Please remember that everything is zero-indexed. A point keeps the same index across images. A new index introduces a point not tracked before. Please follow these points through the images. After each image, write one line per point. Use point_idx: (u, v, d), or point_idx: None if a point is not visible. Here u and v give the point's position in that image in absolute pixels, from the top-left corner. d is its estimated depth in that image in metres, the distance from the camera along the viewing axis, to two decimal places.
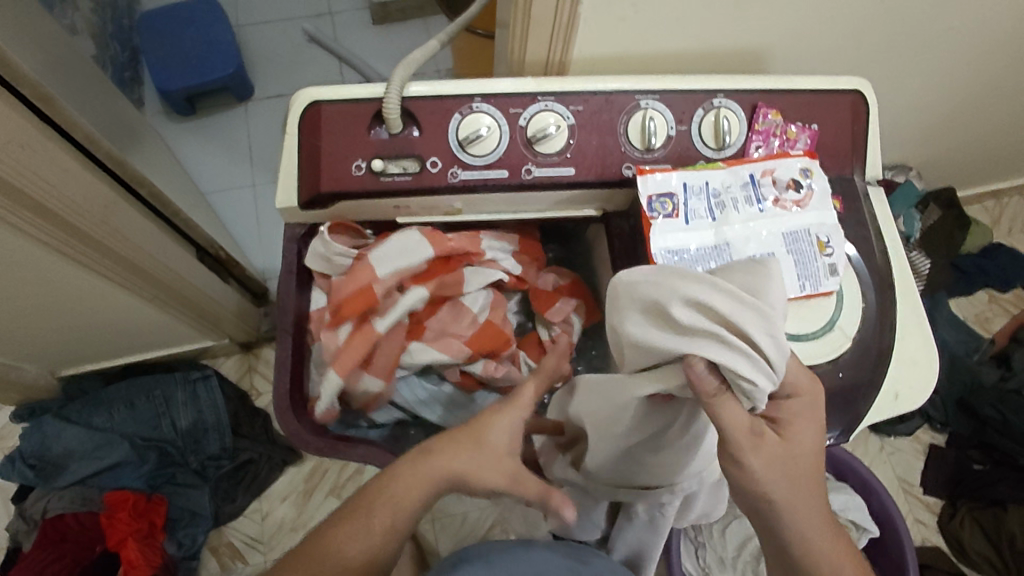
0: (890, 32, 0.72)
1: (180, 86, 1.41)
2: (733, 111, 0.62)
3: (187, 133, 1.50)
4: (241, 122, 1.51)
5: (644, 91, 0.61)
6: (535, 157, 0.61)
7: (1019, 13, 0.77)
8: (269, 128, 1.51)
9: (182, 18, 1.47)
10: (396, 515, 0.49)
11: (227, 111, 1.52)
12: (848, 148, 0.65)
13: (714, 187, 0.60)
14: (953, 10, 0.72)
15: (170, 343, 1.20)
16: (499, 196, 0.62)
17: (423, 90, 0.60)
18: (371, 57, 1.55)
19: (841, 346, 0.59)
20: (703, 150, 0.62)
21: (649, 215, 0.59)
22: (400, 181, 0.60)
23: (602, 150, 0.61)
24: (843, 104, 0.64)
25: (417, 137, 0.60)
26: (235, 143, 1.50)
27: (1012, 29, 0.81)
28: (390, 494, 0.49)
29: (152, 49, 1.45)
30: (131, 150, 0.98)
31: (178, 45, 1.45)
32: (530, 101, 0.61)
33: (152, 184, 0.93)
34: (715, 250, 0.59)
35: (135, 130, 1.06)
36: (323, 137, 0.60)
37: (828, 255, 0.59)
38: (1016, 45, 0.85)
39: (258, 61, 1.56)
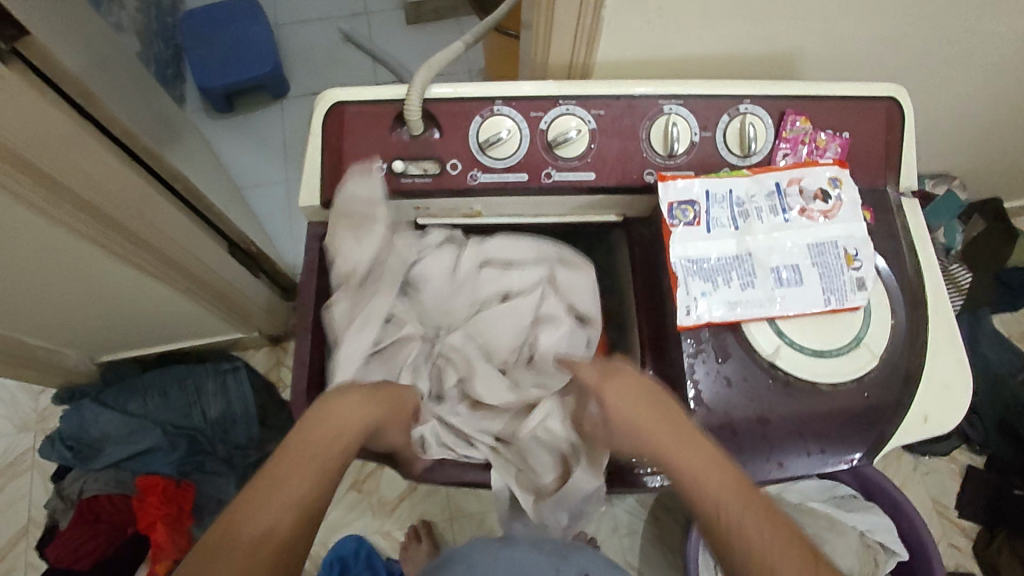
0: (931, 34, 0.70)
1: (219, 84, 1.46)
2: (760, 116, 0.61)
3: (226, 130, 1.55)
4: (276, 121, 1.55)
5: (667, 96, 0.60)
6: (555, 162, 0.60)
7: None
8: (302, 128, 1.54)
9: (223, 18, 1.52)
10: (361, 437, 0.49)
11: (263, 109, 1.56)
12: (881, 158, 0.62)
13: (738, 196, 0.59)
14: (1002, 11, 0.69)
15: (202, 333, 1.23)
16: (520, 199, 0.62)
17: (444, 92, 0.60)
18: (404, 57, 1.57)
19: (868, 364, 0.56)
20: (727, 157, 0.61)
21: (669, 222, 0.59)
22: (420, 183, 0.61)
23: (623, 156, 0.61)
24: (877, 111, 0.62)
25: (438, 139, 0.60)
26: (271, 141, 1.54)
27: None
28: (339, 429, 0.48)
29: (193, 47, 1.49)
30: (169, 145, 1.00)
31: (217, 44, 1.50)
32: (551, 104, 0.60)
33: (187, 179, 0.96)
34: (737, 260, 0.58)
35: (173, 124, 1.09)
36: (345, 138, 0.60)
37: (855, 268, 0.58)
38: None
39: (294, 61, 1.59)
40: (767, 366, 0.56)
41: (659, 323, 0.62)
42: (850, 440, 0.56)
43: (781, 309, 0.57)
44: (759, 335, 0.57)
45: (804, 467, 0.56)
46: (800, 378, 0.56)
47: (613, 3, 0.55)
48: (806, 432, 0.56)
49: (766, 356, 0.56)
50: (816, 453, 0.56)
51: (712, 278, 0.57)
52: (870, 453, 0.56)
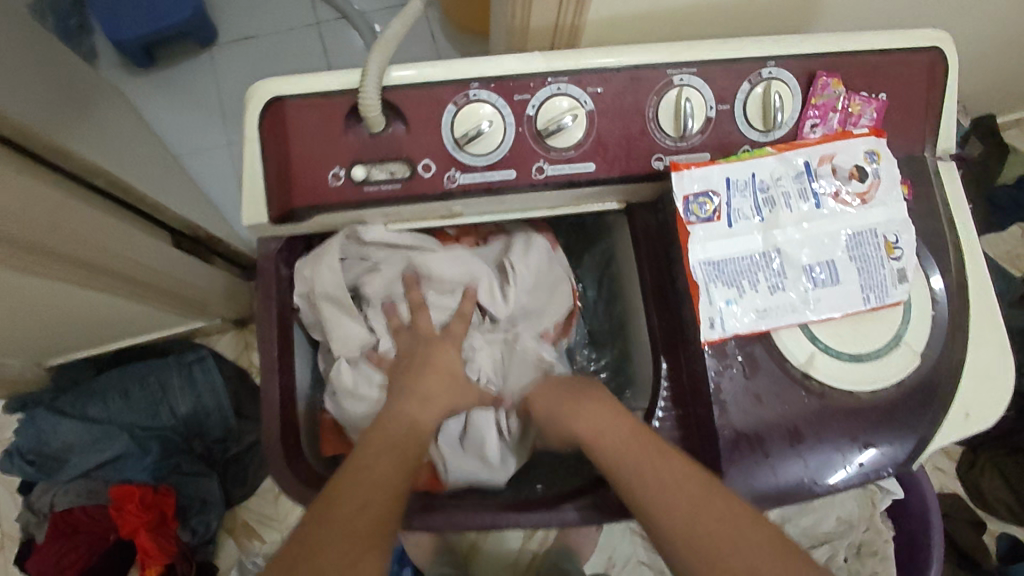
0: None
1: (132, 36, 1.25)
2: (786, 82, 0.51)
3: (151, 90, 1.35)
4: (208, 76, 1.36)
5: (678, 64, 0.50)
6: (547, 153, 0.50)
7: None
8: (239, 81, 1.36)
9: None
10: (407, 425, 0.51)
11: (190, 61, 1.37)
12: (919, 120, 0.54)
13: (762, 180, 0.51)
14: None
15: (156, 328, 1.12)
16: (508, 198, 0.52)
17: (408, 76, 0.48)
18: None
19: (910, 364, 0.51)
20: (747, 133, 0.52)
21: (685, 218, 0.50)
22: (388, 189, 0.50)
23: (628, 141, 0.51)
24: (917, 64, 0.53)
25: (405, 135, 0.49)
26: (205, 99, 1.36)
27: None
28: (391, 427, 0.51)
29: None
30: (80, 124, 0.84)
31: None
32: (538, 84, 0.49)
33: (108, 171, 0.82)
34: (762, 258, 0.51)
35: (83, 94, 0.92)
36: (289, 142, 0.49)
37: (896, 258, 0.51)
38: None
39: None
40: (799, 377, 0.51)
41: (675, 328, 0.55)
42: (892, 450, 0.51)
43: (814, 311, 0.50)
44: (790, 342, 0.50)
45: (842, 482, 0.51)
46: (837, 389, 0.50)
47: None
48: (842, 442, 0.50)
49: (798, 365, 0.51)
50: (854, 466, 0.51)
51: (737, 282, 0.50)
52: (910, 463, 0.51)
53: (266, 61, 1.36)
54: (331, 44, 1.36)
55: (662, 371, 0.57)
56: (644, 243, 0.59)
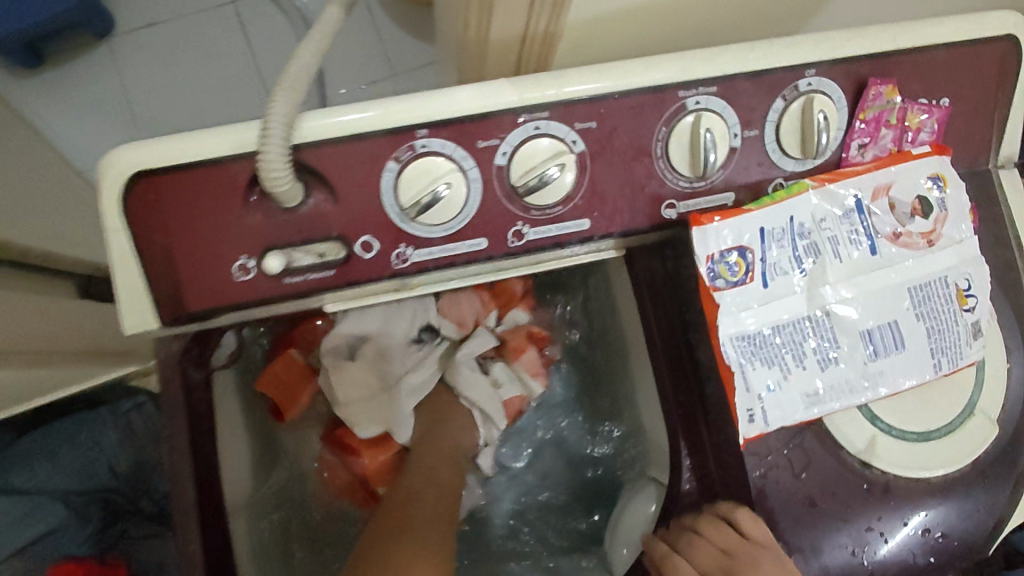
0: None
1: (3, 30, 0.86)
2: (829, 95, 0.39)
3: (34, 96, 0.97)
4: (97, 72, 0.99)
5: (692, 84, 0.38)
6: (526, 213, 0.38)
7: None
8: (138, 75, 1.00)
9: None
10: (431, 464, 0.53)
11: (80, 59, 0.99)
12: (986, 127, 0.43)
13: (802, 224, 0.40)
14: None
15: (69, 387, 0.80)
16: (477, 271, 0.40)
17: (327, 127, 0.35)
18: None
19: (988, 436, 0.42)
20: (782, 163, 0.40)
21: (710, 282, 0.39)
22: (316, 277, 0.37)
23: (632, 189, 0.39)
24: (984, 58, 0.42)
25: (332, 207, 0.36)
26: (104, 100, 0.99)
27: None
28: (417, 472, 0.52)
29: None
30: None
31: None
32: (509, 123, 0.36)
33: None
34: (810, 324, 0.40)
35: None
36: (171, 227, 0.35)
37: (969, 310, 0.41)
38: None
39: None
40: (857, 466, 0.41)
41: (698, 405, 0.45)
42: (972, 526, 0.42)
43: (874, 386, 0.40)
44: (845, 426, 0.41)
45: None
46: (902, 477, 0.42)
47: None
48: (915, 521, 0.42)
49: (857, 455, 0.41)
50: (922, 562, 0.42)
51: (779, 359, 0.39)
52: (990, 540, 0.43)
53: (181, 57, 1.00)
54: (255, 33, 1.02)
55: (686, 458, 0.46)
56: (658, 302, 0.47)
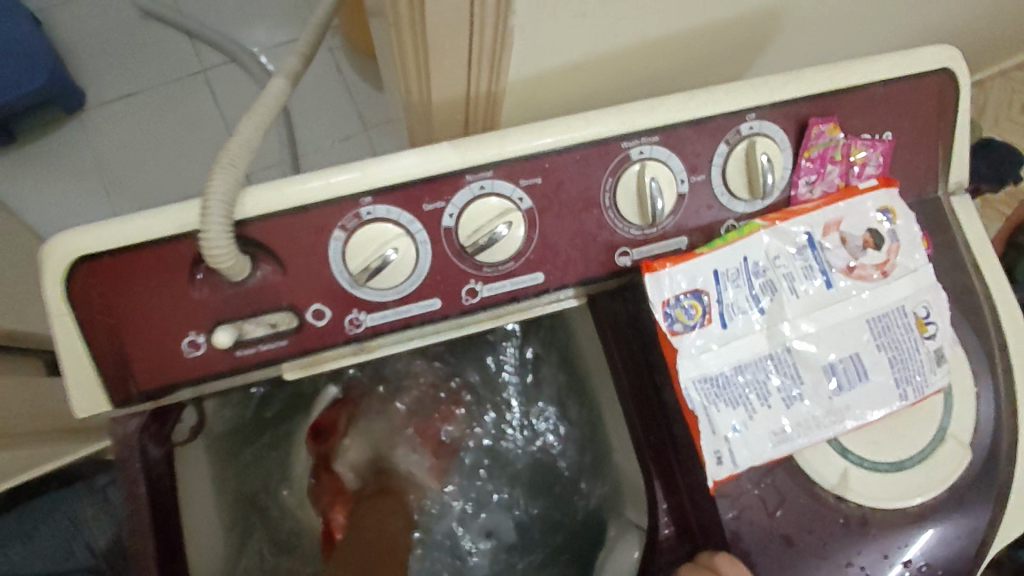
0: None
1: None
2: (771, 137, 0.40)
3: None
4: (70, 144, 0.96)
5: (636, 135, 0.38)
6: (479, 270, 0.38)
7: None
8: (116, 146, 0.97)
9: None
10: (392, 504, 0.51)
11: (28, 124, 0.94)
12: (931, 157, 0.44)
13: (756, 263, 0.40)
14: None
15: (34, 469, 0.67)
16: (434, 334, 0.40)
17: (271, 200, 0.35)
18: (233, 25, 0.99)
19: (961, 461, 0.41)
20: (731, 206, 0.41)
21: (669, 328, 0.39)
22: (270, 348, 0.37)
23: (583, 241, 0.39)
24: (918, 93, 0.43)
25: (281, 278, 0.36)
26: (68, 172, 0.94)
27: None
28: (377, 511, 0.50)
29: None
30: None
31: None
32: (454, 186, 0.37)
33: None
34: (770, 362, 0.39)
35: None
36: (119, 309, 0.35)
37: (930, 337, 0.41)
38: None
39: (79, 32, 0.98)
40: (832, 501, 0.40)
41: (673, 450, 0.44)
42: (955, 554, 0.41)
43: (843, 421, 0.39)
44: (817, 461, 0.40)
45: None
46: (879, 510, 0.40)
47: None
48: (895, 554, 0.40)
49: (829, 488, 0.40)
50: None
51: (744, 400, 0.39)
52: (976, 562, 0.41)
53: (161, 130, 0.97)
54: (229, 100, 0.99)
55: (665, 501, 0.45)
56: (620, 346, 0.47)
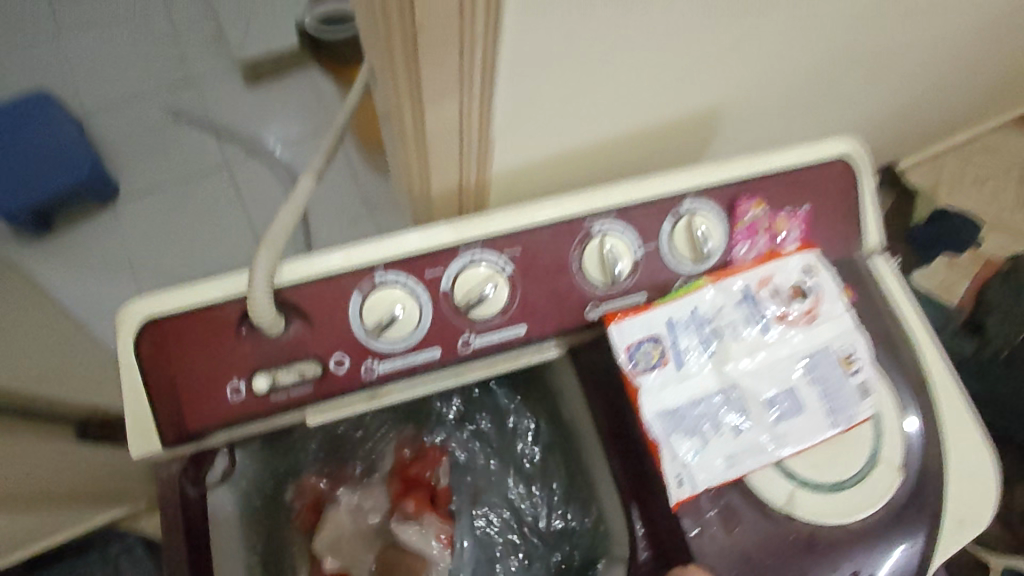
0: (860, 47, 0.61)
1: (46, 196, 1.21)
2: (708, 212, 0.49)
3: (60, 263, 1.26)
4: (125, 233, 1.28)
5: (596, 212, 0.47)
6: (472, 324, 0.46)
7: (965, 16, 0.68)
8: (160, 236, 1.28)
9: (32, 115, 1.28)
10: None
11: (92, 220, 1.29)
12: (844, 224, 0.53)
13: (704, 313, 0.47)
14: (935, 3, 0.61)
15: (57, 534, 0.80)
16: (435, 380, 0.47)
17: (304, 270, 0.43)
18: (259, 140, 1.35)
19: (892, 481, 0.48)
20: (679, 267, 0.49)
21: (631, 370, 0.46)
22: (298, 393, 0.44)
23: (556, 298, 0.47)
24: (826, 174, 0.53)
25: (309, 334, 0.43)
26: (107, 263, 1.26)
27: (956, 30, 0.72)
28: None
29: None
30: None
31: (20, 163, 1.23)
32: (449, 256, 0.45)
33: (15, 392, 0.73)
34: (719, 397, 0.46)
35: None
36: (177, 362, 0.43)
37: (856, 373, 0.48)
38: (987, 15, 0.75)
39: (146, 150, 1.34)
40: (782, 518, 0.46)
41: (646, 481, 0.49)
42: (897, 566, 0.47)
43: (784, 445, 0.46)
44: (764, 481, 0.46)
45: None
46: (823, 525, 0.46)
47: (501, 105, 0.41)
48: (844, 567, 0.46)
49: (779, 506, 0.46)
50: None
51: (698, 429, 0.45)
52: (920, 575, 0.47)
53: (200, 221, 1.29)
54: (250, 196, 1.31)
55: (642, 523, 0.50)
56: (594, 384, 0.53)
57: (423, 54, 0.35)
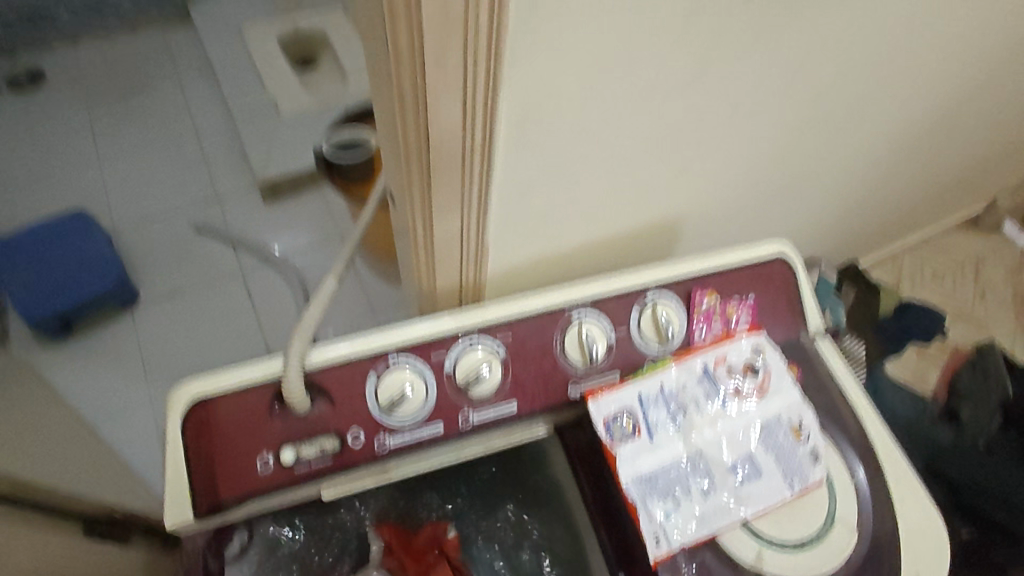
0: (788, 163, 0.74)
1: (73, 303, 1.31)
2: (668, 302, 0.59)
3: (79, 366, 1.34)
4: (141, 336, 1.37)
5: (574, 304, 0.57)
6: (470, 402, 0.53)
7: (875, 139, 0.83)
8: (176, 340, 1.37)
9: (66, 231, 1.40)
10: None
11: (112, 324, 1.39)
12: (787, 312, 0.63)
13: (670, 390, 0.55)
14: (847, 126, 0.74)
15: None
16: (438, 453, 0.53)
17: (330, 355, 0.52)
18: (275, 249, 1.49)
19: (850, 540, 0.53)
20: (647, 350, 0.58)
21: (609, 440, 0.53)
22: (318, 465, 0.50)
23: (543, 378, 0.55)
24: (767, 269, 0.63)
25: (331, 412, 0.51)
26: (124, 366, 1.34)
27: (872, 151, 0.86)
28: None
29: (30, 286, 1.33)
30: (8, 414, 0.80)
31: (52, 274, 1.35)
32: (451, 342, 0.54)
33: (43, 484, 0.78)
34: (688, 463, 0.53)
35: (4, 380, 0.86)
36: (216, 438, 0.49)
37: (805, 440, 0.55)
38: (900, 133, 0.90)
39: (170, 260, 1.47)
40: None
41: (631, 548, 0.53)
42: None
43: (747, 507, 0.52)
44: (734, 541, 0.52)
45: None
46: None
47: (494, 216, 0.51)
48: None
49: (750, 565, 0.51)
50: None
51: (671, 492, 0.51)
52: None
53: (214, 326, 1.39)
54: (260, 299, 1.43)
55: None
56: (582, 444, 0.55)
57: (434, 177, 0.45)
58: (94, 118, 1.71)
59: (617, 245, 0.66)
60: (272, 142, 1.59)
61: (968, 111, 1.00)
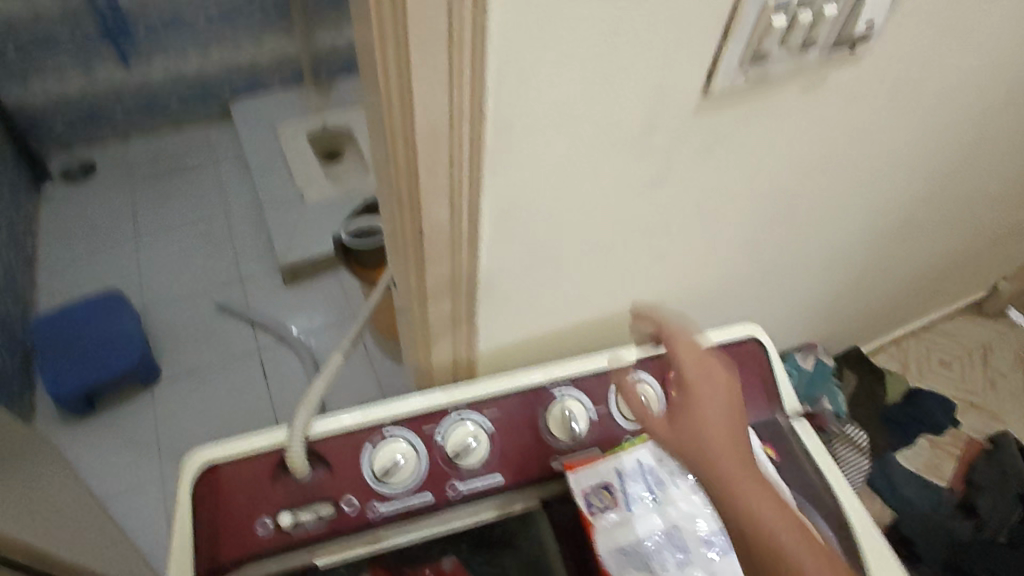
0: (763, 254, 0.80)
1: (99, 379, 1.38)
2: (646, 381, 0.63)
3: (96, 441, 1.39)
4: (158, 412, 1.43)
5: (557, 381, 0.62)
6: (459, 472, 0.57)
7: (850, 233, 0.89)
8: (191, 417, 1.42)
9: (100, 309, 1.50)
10: None
11: (133, 400, 1.45)
12: (761, 392, 0.66)
13: (648, 464, 0.58)
14: (816, 222, 0.81)
15: None
16: (427, 522, 0.56)
17: (331, 424, 0.57)
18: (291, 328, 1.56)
19: None
20: (626, 425, 0.62)
21: (588, 512, 0.56)
22: (314, 529, 0.53)
23: (527, 450, 0.59)
24: (740, 351, 0.68)
25: (329, 478, 0.55)
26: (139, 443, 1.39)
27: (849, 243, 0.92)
28: None
29: (60, 362, 1.41)
30: (34, 483, 0.85)
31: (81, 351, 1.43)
32: (443, 415, 0.59)
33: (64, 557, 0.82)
34: (666, 536, 0.55)
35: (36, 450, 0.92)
36: (223, 501, 0.54)
37: None
38: (878, 228, 0.96)
39: (194, 338, 1.55)
40: None
41: None
42: None
43: None
44: None
45: None
46: None
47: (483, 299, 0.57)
48: None
49: None
50: None
51: (649, 564, 0.53)
52: None
53: (229, 404, 1.44)
54: (274, 379, 1.49)
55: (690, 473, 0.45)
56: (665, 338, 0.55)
57: (428, 265, 0.52)
58: (137, 205, 1.86)
59: (601, 327, 0.72)
60: (298, 228, 1.71)
61: (944, 209, 1.07)
